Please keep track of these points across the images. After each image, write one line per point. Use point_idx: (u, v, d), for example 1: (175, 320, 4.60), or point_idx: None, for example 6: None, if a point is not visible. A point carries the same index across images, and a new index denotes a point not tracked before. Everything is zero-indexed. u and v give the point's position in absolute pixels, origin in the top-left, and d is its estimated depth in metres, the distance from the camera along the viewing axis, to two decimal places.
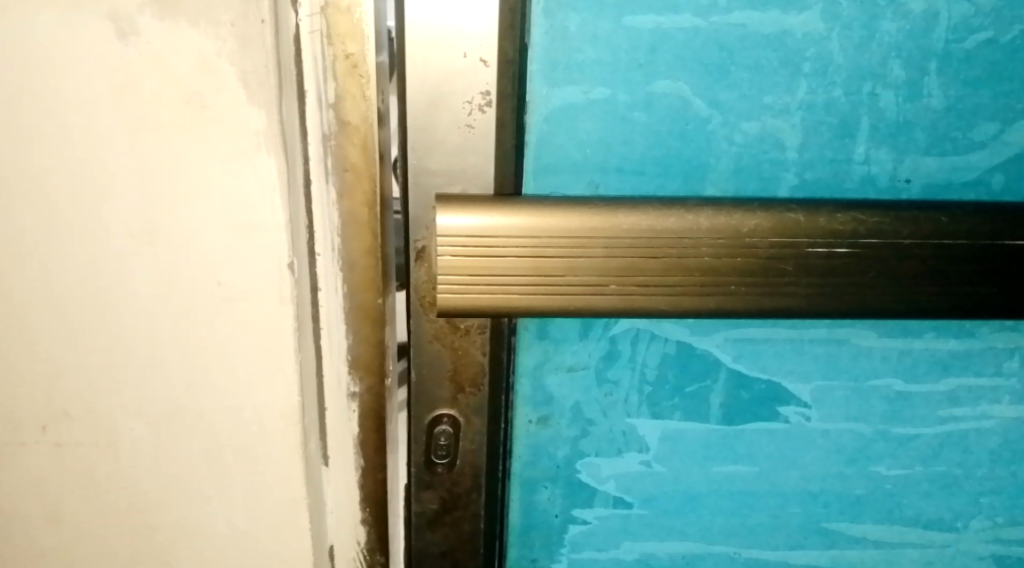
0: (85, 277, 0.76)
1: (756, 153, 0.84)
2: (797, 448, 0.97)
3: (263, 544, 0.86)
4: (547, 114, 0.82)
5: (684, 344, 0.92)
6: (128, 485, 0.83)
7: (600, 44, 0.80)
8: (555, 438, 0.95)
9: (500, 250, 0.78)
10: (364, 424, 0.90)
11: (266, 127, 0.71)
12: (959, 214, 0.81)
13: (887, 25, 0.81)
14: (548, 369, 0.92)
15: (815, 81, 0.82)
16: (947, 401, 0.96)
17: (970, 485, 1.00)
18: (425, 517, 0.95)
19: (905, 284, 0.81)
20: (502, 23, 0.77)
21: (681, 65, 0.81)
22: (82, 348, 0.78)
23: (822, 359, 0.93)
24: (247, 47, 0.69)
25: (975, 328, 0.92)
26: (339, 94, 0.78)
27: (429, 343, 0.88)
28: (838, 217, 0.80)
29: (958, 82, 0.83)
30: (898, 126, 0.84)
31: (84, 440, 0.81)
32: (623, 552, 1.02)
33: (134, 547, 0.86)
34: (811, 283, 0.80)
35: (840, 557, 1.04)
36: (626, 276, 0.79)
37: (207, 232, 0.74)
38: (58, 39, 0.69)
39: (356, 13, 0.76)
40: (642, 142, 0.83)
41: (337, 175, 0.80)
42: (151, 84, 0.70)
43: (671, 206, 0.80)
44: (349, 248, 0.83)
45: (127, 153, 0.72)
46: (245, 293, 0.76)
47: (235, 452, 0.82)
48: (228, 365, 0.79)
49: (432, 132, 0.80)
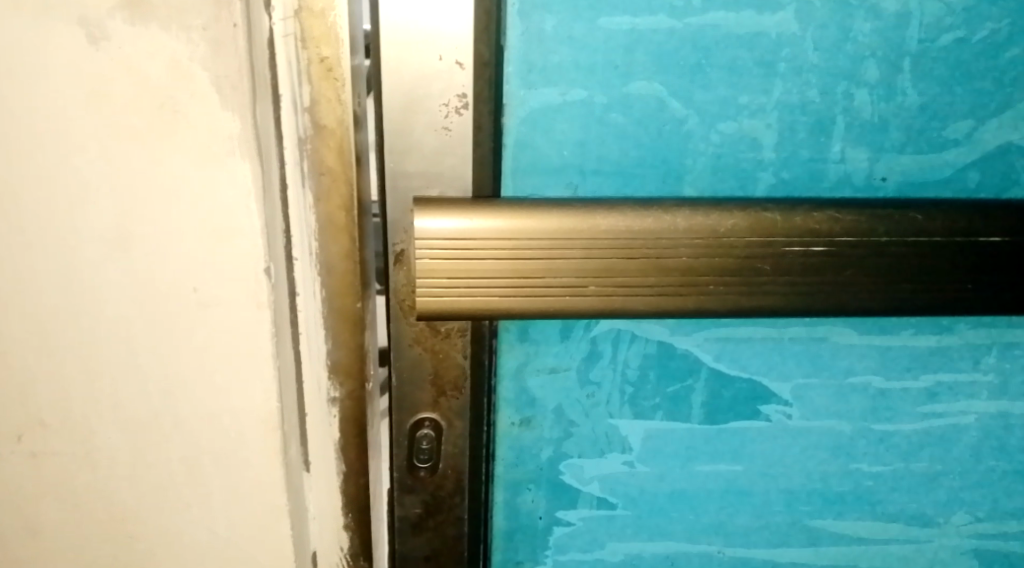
0: (60, 284, 0.75)
1: (734, 154, 0.85)
2: (779, 446, 0.98)
3: (244, 551, 0.86)
4: (525, 117, 0.82)
5: (666, 343, 0.92)
6: (107, 494, 0.82)
7: (577, 46, 0.80)
8: (538, 440, 0.95)
9: (479, 252, 0.78)
10: (345, 429, 0.90)
11: (241, 131, 0.71)
12: (935, 212, 0.82)
13: (860, 26, 0.82)
14: (529, 371, 0.92)
15: (791, 81, 0.83)
16: (925, 397, 0.96)
17: (950, 479, 1.01)
18: (408, 521, 0.95)
19: (882, 281, 0.81)
20: (478, 26, 0.77)
21: (657, 66, 0.82)
22: (58, 357, 0.77)
23: (802, 357, 0.93)
24: (220, 51, 0.69)
25: (953, 324, 0.93)
26: (315, 98, 0.78)
27: (409, 347, 0.87)
28: (815, 216, 0.81)
29: (932, 81, 0.84)
30: (873, 125, 0.85)
31: (61, 450, 0.80)
32: (608, 552, 1.02)
33: (113, 556, 0.85)
34: (788, 281, 0.81)
35: (823, 553, 1.04)
36: (605, 278, 0.79)
37: (183, 238, 0.74)
38: (29, 46, 0.69)
39: (330, 16, 0.76)
40: (620, 144, 0.84)
41: (313, 179, 0.80)
42: (124, 89, 0.70)
43: (649, 207, 0.80)
44: (327, 253, 0.83)
45: (100, 159, 0.71)
46: (222, 300, 0.76)
47: (214, 459, 0.82)
48: (206, 372, 0.78)
49: (409, 135, 0.80)
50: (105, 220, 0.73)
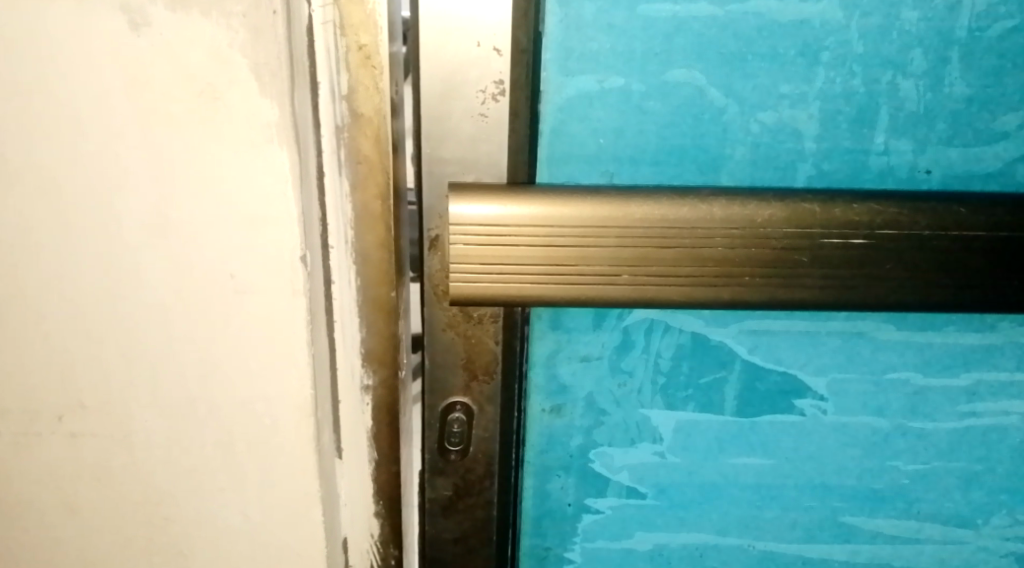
0: (99, 268, 0.76)
1: (774, 144, 0.83)
2: (812, 442, 0.97)
3: (278, 534, 0.87)
4: (562, 104, 0.82)
5: (699, 335, 0.91)
6: (145, 474, 0.84)
7: (616, 33, 0.80)
8: (568, 427, 0.95)
9: (513, 239, 0.77)
10: (377, 415, 0.90)
11: (279, 119, 0.71)
12: (980, 206, 0.80)
13: (908, 14, 0.79)
14: (561, 358, 0.92)
15: (834, 71, 0.81)
16: (965, 396, 0.95)
17: (989, 479, 0.99)
18: (438, 504, 0.96)
19: (924, 277, 0.80)
20: (516, 13, 0.76)
21: (698, 54, 0.80)
22: (99, 340, 0.79)
23: (838, 352, 0.92)
24: (260, 38, 0.69)
25: (996, 322, 0.91)
26: (352, 86, 0.78)
27: (442, 332, 0.88)
28: (855, 208, 0.79)
29: (982, 72, 0.81)
30: (919, 116, 0.83)
31: (100, 430, 0.82)
32: (637, 541, 1.02)
33: (150, 536, 0.87)
34: (826, 274, 0.79)
35: (856, 550, 1.03)
36: (639, 267, 0.78)
37: (220, 225, 0.75)
38: (72, 34, 0.69)
39: (369, 4, 0.75)
40: (657, 133, 0.83)
41: (350, 166, 0.80)
42: (165, 76, 0.70)
43: (686, 196, 0.79)
44: (363, 240, 0.83)
45: (141, 146, 0.72)
46: (258, 287, 0.77)
47: (248, 443, 0.83)
48: (240, 357, 0.79)
49: (446, 122, 0.80)
50: (144, 206, 0.74)
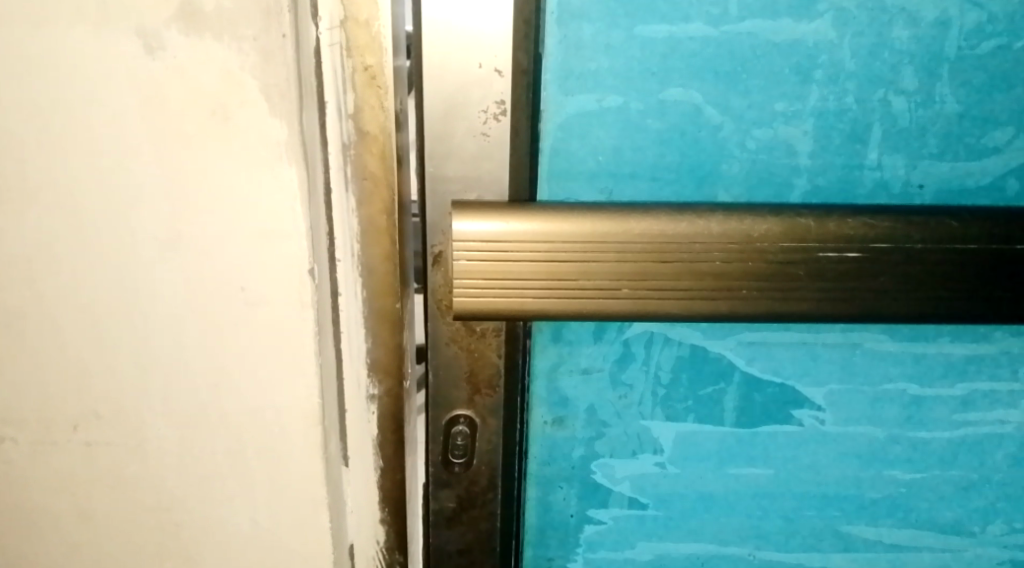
0: (115, 281, 0.78)
1: (769, 159, 0.86)
2: (810, 452, 0.98)
3: (286, 542, 0.89)
4: (562, 122, 0.84)
5: (698, 347, 0.93)
6: (158, 482, 0.86)
7: (614, 54, 0.82)
8: (570, 439, 0.97)
9: (515, 255, 0.80)
10: (383, 426, 0.92)
11: (288, 137, 0.74)
12: (971, 219, 0.82)
13: (898, 33, 0.82)
14: (562, 371, 0.94)
15: (826, 88, 0.84)
16: (961, 405, 0.96)
17: (986, 488, 1.01)
18: (443, 515, 0.97)
19: (916, 289, 0.82)
20: (517, 34, 0.79)
21: (694, 72, 0.83)
22: (114, 351, 0.81)
23: (834, 363, 0.94)
24: (270, 60, 0.72)
25: (989, 332, 0.93)
26: (358, 105, 0.80)
27: (446, 346, 0.90)
28: (850, 223, 0.81)
29: (971, 88, 0.84)
30: (910, 132, 0.85)
31: (114, 439, 0.84)
32: (638, 552, 1.03)
33: (161, 542, 0.88)
34: (821, 286, 0.81)
35: (856, 559, 1.04)
36: (638, 281, 0.80)
37: (231, 239, 0.77)
38: (91, 56, 0.72)
39: (374, 26, 0.78)
40: (655, 149, 0.85)
41: (356, 183, 0.83)
42: (179, 96, 0.73)
43: (684, 212, 0.81)
44: (369, 255, 0.85)
45: (155, 164, 0.75)
46: (267, 299, 0.79)
47: (257, 452, 0.85)
48: (250, 367, 0.81)
49: (450, 140, 0.82)
50: (158, 221, 0.76)
